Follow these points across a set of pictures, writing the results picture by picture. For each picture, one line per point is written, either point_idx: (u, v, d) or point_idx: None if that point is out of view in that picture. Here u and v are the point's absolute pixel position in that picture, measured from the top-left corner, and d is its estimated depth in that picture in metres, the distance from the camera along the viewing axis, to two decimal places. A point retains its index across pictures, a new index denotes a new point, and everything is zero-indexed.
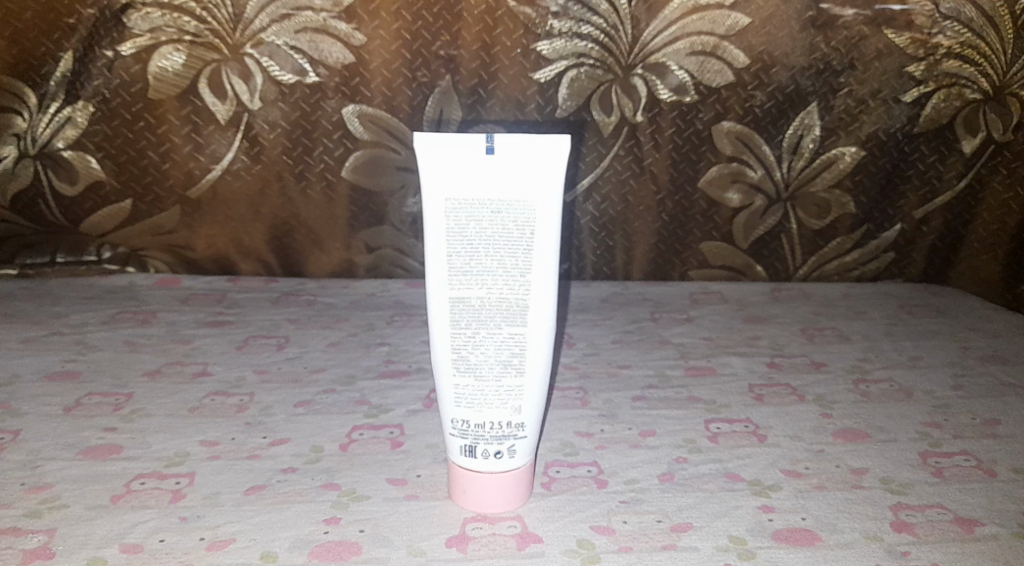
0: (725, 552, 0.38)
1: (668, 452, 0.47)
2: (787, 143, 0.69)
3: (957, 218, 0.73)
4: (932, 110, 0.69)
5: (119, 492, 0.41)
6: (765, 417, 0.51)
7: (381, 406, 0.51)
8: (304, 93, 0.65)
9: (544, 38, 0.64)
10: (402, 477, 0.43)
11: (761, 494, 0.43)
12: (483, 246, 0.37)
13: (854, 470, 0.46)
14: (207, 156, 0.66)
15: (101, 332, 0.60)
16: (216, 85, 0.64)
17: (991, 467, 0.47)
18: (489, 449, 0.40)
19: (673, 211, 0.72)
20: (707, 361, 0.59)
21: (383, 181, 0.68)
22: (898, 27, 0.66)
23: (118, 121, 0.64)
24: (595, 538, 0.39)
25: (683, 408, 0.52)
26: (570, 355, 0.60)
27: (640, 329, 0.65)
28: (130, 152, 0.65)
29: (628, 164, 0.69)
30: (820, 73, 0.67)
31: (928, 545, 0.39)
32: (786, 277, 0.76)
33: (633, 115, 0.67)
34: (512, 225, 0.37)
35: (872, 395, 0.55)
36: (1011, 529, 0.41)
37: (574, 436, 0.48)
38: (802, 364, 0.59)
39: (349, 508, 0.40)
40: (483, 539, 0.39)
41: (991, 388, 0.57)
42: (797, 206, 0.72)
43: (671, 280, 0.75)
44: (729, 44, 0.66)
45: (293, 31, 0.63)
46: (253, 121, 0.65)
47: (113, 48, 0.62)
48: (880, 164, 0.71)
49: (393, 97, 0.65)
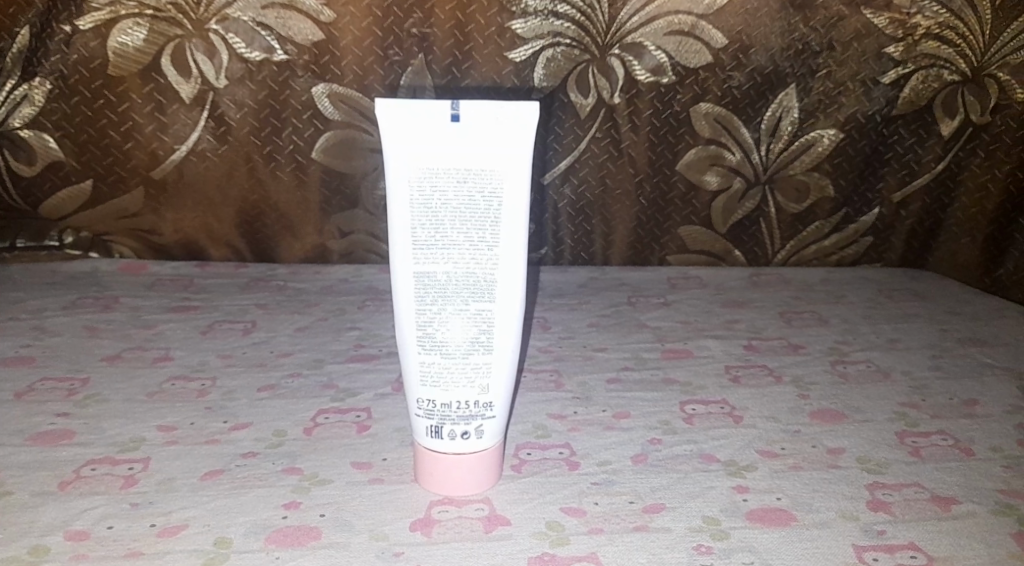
0: (698, 533, 0.37)
1: (643, 434, 0.45)
2: (766, 125, 0.68)
3: (935, 202, 0.73)
4: (911, 92, 0.68)
5: (68, 479, 0.39)
6: (742, 399, 0.50)
7: (348, 390, 0.49)
8: (271, 71, 0.63)
9: (519, 17, 0.63)
10: (368, 461, 0.42)
11: (736, 475, 0.42)
12: (448, 218, 0.35)
13: (831, 450, 0.45)
14: (171, 136, 0.64)
15: (59, 317, 0.58)
16: (180, 63, 0.62)
17: (968, 446, 0.46)
18: (456, 429, 0.38)
19: (652, 194, 0.70)
20: (685, 344, 0.58)
21: (354, 164, 0.66)
22: (876, 7, 0.65)
23: (77, 99, 0.62)
24: (565, 520, 0.38)
25: (659, 390, 0.51)
26: (544, 339, 0.58)
27: (617, 313, 0.64)
28: (90, 132, 0.63)
29: (606, 147, 0.68)
30: (798, 54, 0.66)
31: (905, 524, 0.39)
32: (764, 262, 0.75)
33: (610, 97, 0.66)
34: (478, 195, 0.35)
35: (851, 376, 0.54)
36: (988, 507, 0.40)
37: (547, 419, 0.47)
38: (780, 346, 0.59)
39: (310, 492, 0.39)
40: (448, 522, 0.37)
41: (969, 370, 0.56)
42: (775, 190, 0.71)
43: (650, 265, 0.74)
44: (707, 23, 0.65)
45: (259, 7, 0.61)
46: (219, 100, 0.63)
47: (71, 23, 0.60)
48: (859, 146, 0.70)
49: (364, 76, 0.64)
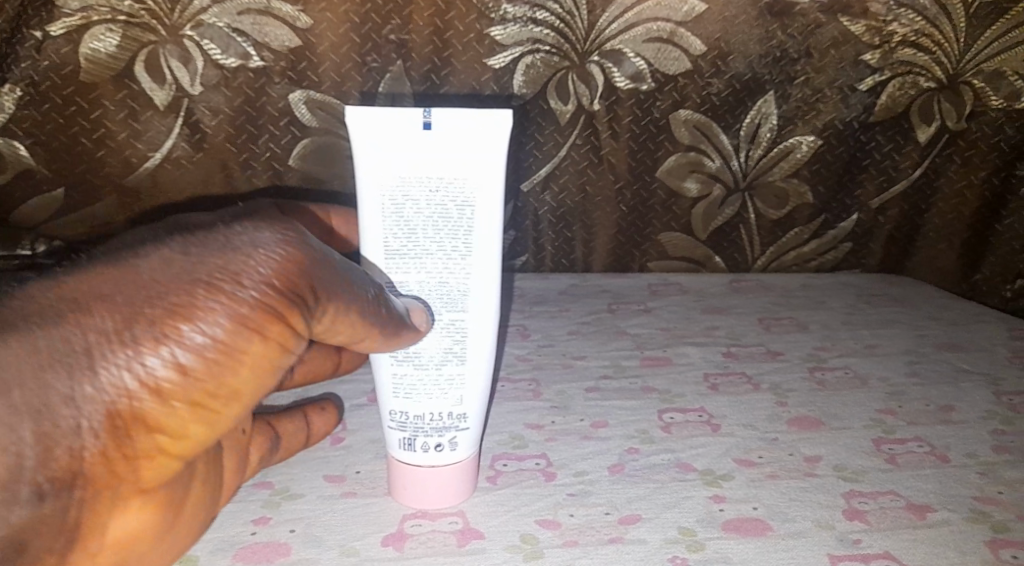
0: (673, 545, 0.37)
1: (620, 443, 0.45)
2: (744, 132, 0.69)
3: (913, 208, 0.73)
4: (888, 99, 0.68)
5: None
6: (719, 407, 0.50)
7: (323, 400, 0.49)
8: (247, 77, 0.62)
9: (497, 24, 0.63)
10: (341, 473, 0.41)
11: (712, 484, 0.42)
12: (421, 227, 0.37)
13: (808, 458, 0.45)
14: (145, 143, 0.63)
15: None
16: (154, 69, 0.61)
17: (944, 453, 0.46)
18: (429, 442, 0.39)
19: (632, 201, 0.70)
20: (664, 351, 0.58)
21: (333, 169, 0.67)
22: (853, 14, 0.65)
23: (48, 106, 0.61)
24: (539, 532, 0.38)
25: (637, 398, 0.51)
26: (523, 347, 0.58)
27: (598, 321, 0.63)
28: (62, 139, 0.62)
29: (586, 154, 0.68)
30: (776, 61, 0.66)
31: (880, 533, 0.39)
32: (744, 268, 0.75)
33: (590, 104, 0.66)
34: (451, 204, 0.36)
35: (828, 383, 0.54)
36: (963, 514, 0.40)
37: (524, 429, 0.47)
38: (759, 353, 0.59)
39: (281, 507, 0.39)
40: (421, 537, 0.37)
41: (945, 376, 0.56)
42: (754, 196, 0.71)
43: (631, 271, 0.74)
44: (686, 31, 0.65)
45: (234, 13, 0.60)
46: (194, 107, 0.62)
47: (42, 28, 0.59)
48: (836, 153, 0.70)
49: (342, 83, 0.63)
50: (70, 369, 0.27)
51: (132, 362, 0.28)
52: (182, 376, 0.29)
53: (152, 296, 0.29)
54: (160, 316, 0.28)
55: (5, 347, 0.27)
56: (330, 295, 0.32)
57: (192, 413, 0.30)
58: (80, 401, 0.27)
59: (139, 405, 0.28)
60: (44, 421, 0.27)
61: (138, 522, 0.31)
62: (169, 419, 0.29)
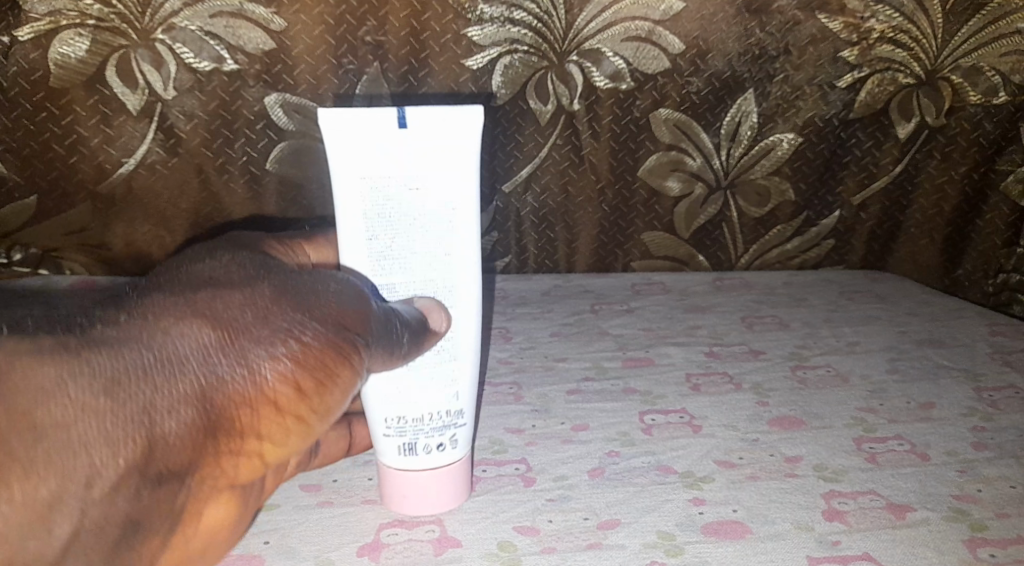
0: (652, 549, 0.37)
1: (601, 446, 0.45)
2: (725, 130, 0.68)
3: (894, 204, 0.73)
4: (867, 95, 0.68)
5: None
6: (701, 407, 0.50)
7: None
8: (222, 81, 0.61)
9: (475, 24, 0.62)
10: (318, 482, 0.41)
11: (693, 487, 0.41)
12: (402, 222, 0.38)
13: (789, 458, 0.44)
14: (118, 148, 0.62)
15: None
16: (126, 74, 0.60)
17: (924, 451, 0.46)
18: (430, 442, 0.40)
19: (614, 201, 0.70)
20: (646, 352, 0.58)
21: (309, 171, 0.66)
22: (831, 11, 0.65)
23: (18, 112, 0.60)
24: (517, 539, 0.37)
25: (619, 400, 0.50)
26: (505, 350, 0.58)
27: (580, 322, 0.63)
28: (34, 145, 0.61)
29: (566, 154, 0.68)
30: (754, 59, 0.66)
31: (860, 534, 0.38)
32: (727, 266, 0.75)
33: (570, 104, 0.66)
34: (431, 200, 0.38)
35: (810, 381, 0.54)
36: (942, 513, 0.40)
37: (504, 433, 0.46)
38: (741, 352, 0.59)
39: (256, 518, 0.38)
40: (397, 546, 0.37)
41: (926, 372, 0.56)
42: (736, 194, 0.71)
43: (614, 271, 0.74)
44: (664, 29, 0.64)
45: (207, 16, 0.60)
46: (168, 112, 0.62)
47: (9, 33, 0.58)
48: (817, 150, 0.70)
49: (318, 85, 0.63)
50: (202, 376, 0.32)
51: (250, 371, 0.33)
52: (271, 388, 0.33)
53: (266, 324, 0.34)
54: (252, 341, 0.33)
55: (129, 347, 0.31)
56: (386, 337, 0.37)
57: (276, 420, 0.34)
58: (209, 403, 0.32)
59: (232, 408, 0.32)
60: (149, 414, 0.30)
61: (223, 516, 0.35)
62: (258, 425, 0.33)
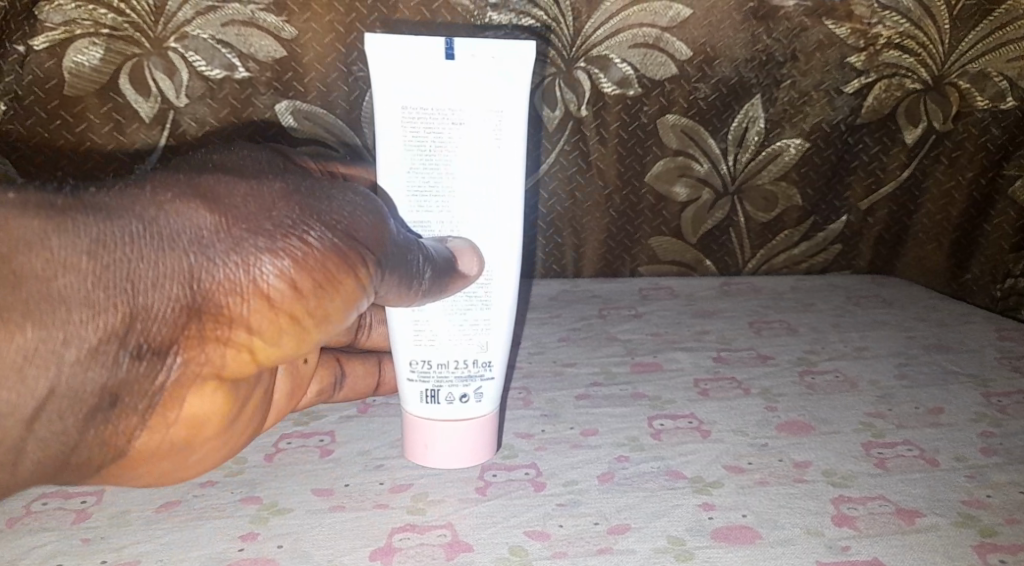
0: (663, 554, 0.37)
1: (610, 451, 0.45)
2: (732, 136, 0.69)
3: (900, 209, 0.74)
4: (874, 100, 0.69)
5: (17, 515, 0.39)
6: (709, 412, 0.50)
7: (311, 413, 0.49)
8: (233, 88, 0.62)
9: (484, 32, 0.63)
10: (330, 487, 0.41)
11: (702, 492, 0.42)
12: (443, 154, 0.41)
13: (797, 464, 0.45)
14: (131, 156, 0.62)
15: None
16: (138, 82, 0.61)
17: (933, 456, 0.46)
18: (454, 392, 0.44)
19: (621, 206, 0.70)
20: (654, 357, 0.58)
21: None
22: (838, 17, 0.65)
23: (32, 120, 0.60)
24: (528, 544, 0.37)
25: (627, 405, 0.51)
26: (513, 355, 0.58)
27: (588, 327, 0.63)
28: (46, 153, 0.61)
29: (574, 160, 0.68)
30: (762, 65, 0.66)
31: (870, 539, 0.39)
32: (735, 271, 0.75)
33: (578, 110, 0.66)
34: (472, 134, 0.41)
35: (818, 386, 0.54)
36: (951, 519, 0.40)
37: (513, 438, 0.47)
38: (749, 357, 0.59)
39: (269, 522, 0.38)
40: (410, 550, 0.37)
41: (934, 378, 0.57)
42: (743, 199, 0.71)
43: (622, 276, 0.74)
44: (671, 35, 0.65)
45: (219, 24, 0.60)
46: (180, 119, 0.62)
47: (25, 42, 0.58)
48: (824, 155, 0.70)
49: (328, 92, 0.63)
50: (191, 256, 0.33)
51: (244, 265, 0.34)
52: (269, 293, 0.34)
53: (271, 217, 0.35)
54: (257, 241, 0.34)
55: (125, 220, 0.33)
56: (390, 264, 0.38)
57: (269, 321, 0.35)
58: (196, 286, 0.33)
59: (229, 302, 0.34)
60: (134, 286, 0.32)
61: (209, 405, 0.36)
62: (253, 319, 0.35)
